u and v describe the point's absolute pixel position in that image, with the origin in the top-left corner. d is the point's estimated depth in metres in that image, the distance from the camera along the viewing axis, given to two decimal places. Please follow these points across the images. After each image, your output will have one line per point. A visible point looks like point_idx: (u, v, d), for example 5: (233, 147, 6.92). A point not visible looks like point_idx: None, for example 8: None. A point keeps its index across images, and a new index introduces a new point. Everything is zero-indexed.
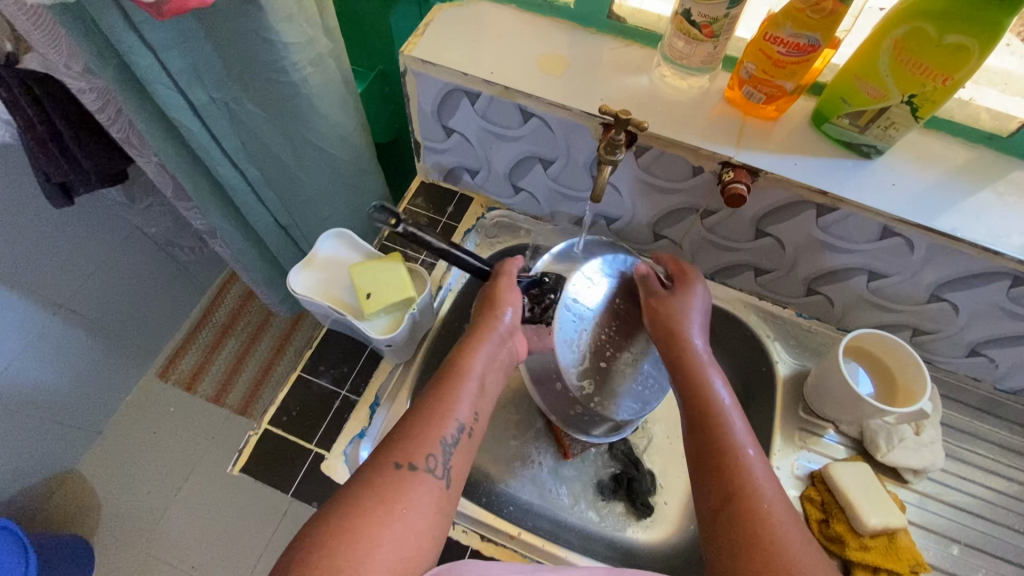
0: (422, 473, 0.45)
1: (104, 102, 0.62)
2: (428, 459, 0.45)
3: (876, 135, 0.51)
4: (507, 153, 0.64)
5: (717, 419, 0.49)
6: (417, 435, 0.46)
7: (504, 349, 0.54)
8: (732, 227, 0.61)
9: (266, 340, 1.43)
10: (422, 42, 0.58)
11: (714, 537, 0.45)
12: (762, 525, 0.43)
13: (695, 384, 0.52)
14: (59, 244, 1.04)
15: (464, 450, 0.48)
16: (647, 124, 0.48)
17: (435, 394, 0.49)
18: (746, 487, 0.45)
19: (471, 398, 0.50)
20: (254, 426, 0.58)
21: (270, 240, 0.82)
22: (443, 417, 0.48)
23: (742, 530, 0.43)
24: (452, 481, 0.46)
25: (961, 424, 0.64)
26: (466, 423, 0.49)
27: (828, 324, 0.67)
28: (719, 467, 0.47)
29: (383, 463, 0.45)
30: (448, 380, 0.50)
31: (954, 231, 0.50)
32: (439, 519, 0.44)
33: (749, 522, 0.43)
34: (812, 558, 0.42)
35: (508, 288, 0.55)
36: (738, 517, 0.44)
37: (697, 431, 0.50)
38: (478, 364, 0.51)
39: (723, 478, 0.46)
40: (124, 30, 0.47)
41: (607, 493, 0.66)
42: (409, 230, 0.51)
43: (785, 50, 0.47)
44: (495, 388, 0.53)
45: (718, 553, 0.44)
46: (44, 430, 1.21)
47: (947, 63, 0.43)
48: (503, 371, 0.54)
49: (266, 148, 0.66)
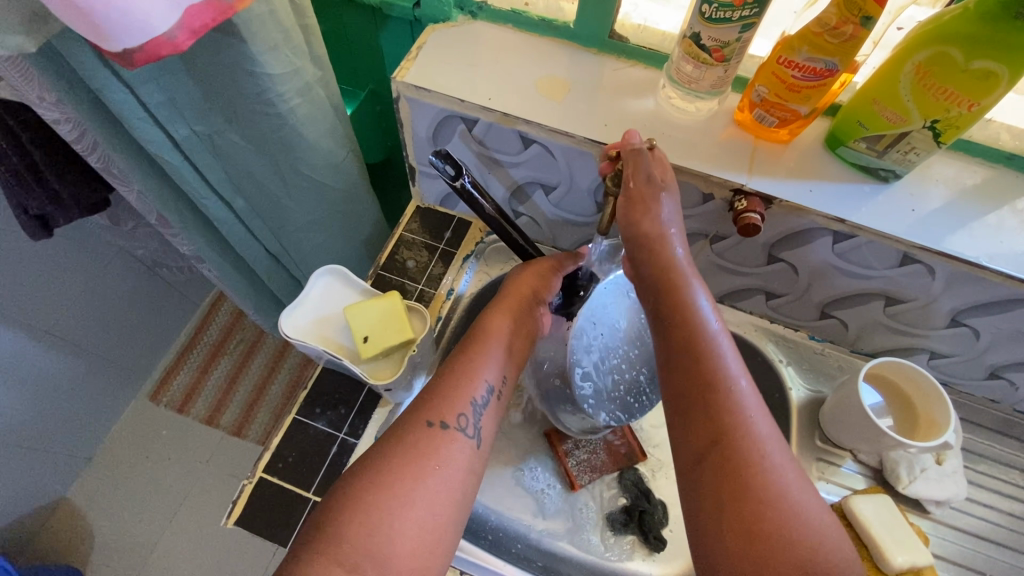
0: (454, 432, 0.44)
1: (82, 133, 0.53)
2: (459, 418, 0.45)
3: (896, 159, 0.48)
4: (505, 178, 0.61)
5: (703, 341, 0.44)
6: (448, 394, 0.46)
7: (531, 316, 0.53)
8: (742, 252, 0.59)
9: (260, 360, 1.40)
10: (415, 66, 0.55)
11: (695, 481, 0.41)
12: (753, 469, 0.40)
13: (679, 304, 0.45)
14: (41, 270, 1.00)
15: (493, 413, 0.47)
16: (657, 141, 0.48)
17: (463, 355, 0.49)
18: (737, 426, 0.41)
19: (500, 359, 0.49)
20: (249, 474, 0.55)
21: (260, 268, 0.79)
22: (472, 377, 0.47)
23: (733, 475, 0.40)
24: (484, 441, 0.46)
25: (981, 448, 0.62)
26: (495, 385, 0.48)
27: (842, 347, 0.65)
28: (708, 403, 0.42)
29: (415, 420, 0.44)
30: (476, 341, 0.50)
31: (980, 258, 0.48)
32: (471, 479, 0.44)
33: (741, 466, 0.40)
34: (807, 504, 0.40)
35: (545, 271, 0.55)
36: (729, 460, 0.40)
37: (680, 356, 0.44)
38: (504, 328, 0.51)
39: (710, 413, 0.42)
40: (97, 67, 0.44)
41: (617, 526, 0.63)
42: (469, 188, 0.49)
43: (801, 74, 0.45)
44: (524, 353, 0.52)
45: (700, 497, 0.41)
46: (32, 460, 1.17)
47: (973, 88, 0.41)
48: (528, 335, 0.53)
49: (252, 178, 0.63)
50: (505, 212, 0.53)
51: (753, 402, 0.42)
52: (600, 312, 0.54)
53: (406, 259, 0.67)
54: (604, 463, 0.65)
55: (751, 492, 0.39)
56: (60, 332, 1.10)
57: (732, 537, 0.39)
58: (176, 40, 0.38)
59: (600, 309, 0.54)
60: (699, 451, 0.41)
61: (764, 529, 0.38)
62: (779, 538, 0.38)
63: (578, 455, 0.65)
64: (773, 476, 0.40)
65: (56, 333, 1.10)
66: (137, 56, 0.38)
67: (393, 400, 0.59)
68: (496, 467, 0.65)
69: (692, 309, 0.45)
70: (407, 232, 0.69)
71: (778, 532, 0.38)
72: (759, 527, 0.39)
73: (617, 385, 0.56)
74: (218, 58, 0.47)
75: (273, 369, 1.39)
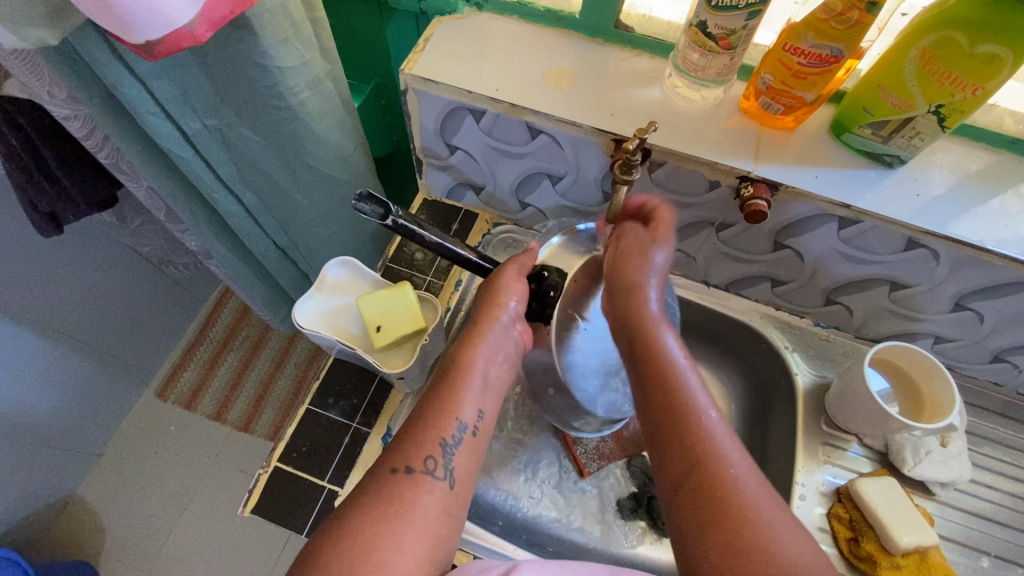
0: (421, 475, 0.43)
1: (90, 129, 0.55)
2: (427, 462, 0.44)
3: (900, 145, 0.49)
4: (512, 169, 0.62)
5: (667, 382, 0.45)
6: (415, 437, 0.45)
7: (509, 339, 0.51)
8: (749, 240, 0.59)
9: (265, 355, 1.41)
10: (422, 58, 0.55)
11: (676, 512, 0.42)
12: (727, 511, 0.40)
13: (648, 343, 0.47)
14: (50, 267, 1.01)
15: (469, 450, 0.46)
16: (656, 125, 0.45)
17: (436, 393, 0.48)
18: (709, 468, 0.41)
19: (475, 396, 0.48)
20: (264, 464, 0.56)
21: (268, 262, 0.80)
22: (444, 417, 0.46)
23: (703, 518, 0.40)
24: (458, 483, 0.44)
25: (986, 431, 0.63)
26: (470, 422, 0.47)
27: (846, 333, 0.66)
28: (675, 446, 0.43)
29: (379, 470, 0.43)
30: (452, 376, 0.49)
31: (984, 242, 0.49)
32: (448, 523, 0.43)
33: (711, 509, 0.40)
34: (790, 530, 0.39)
35: (512, 276, 0.52)
36: (703, 502, 0.41)
37: (648, 397, 0.45)
38: (480, 361, 0.49)
39: (678, 455, 0.43)
40: (111, 61, 0.45)
41: (627, 512, 0.64)
42: (403, 222, 0.47)
43: (807, 61, 0.45)
44: (502, 385, 0.51)
45: (681, 528, 0.41)
46: (43, 456, 1.18)
47: (976, 72, 0.41)
48: (514, 360, 0.52)
49: (261, 172, 0.63)
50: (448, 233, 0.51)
51: (721, 438, 0.43)
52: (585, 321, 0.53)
53: (414, 251, 0.68)
54: (613, 450, 0.65)
55: (723, 535, 0.39)
56: (69, 330, 1.11)
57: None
58: (196, 32, 0.38)
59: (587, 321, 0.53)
60: (672, 494, 0.43)
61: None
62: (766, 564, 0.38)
63: (586, 442, 0.65)
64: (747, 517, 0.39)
65: (65, 330, 1.10)
66: (158, 48, 0.38)
67: (405, 391, 0.60)
68: (505, 456, 0.66)
69: (659, 349, 0.46)
70: None
71: (762, 563, 0.38)
72: (742, 557, 0.38)
73: (616, 377, 0.55)
74: (229, 51, 0.48)
75: (280, 364, 1.40)
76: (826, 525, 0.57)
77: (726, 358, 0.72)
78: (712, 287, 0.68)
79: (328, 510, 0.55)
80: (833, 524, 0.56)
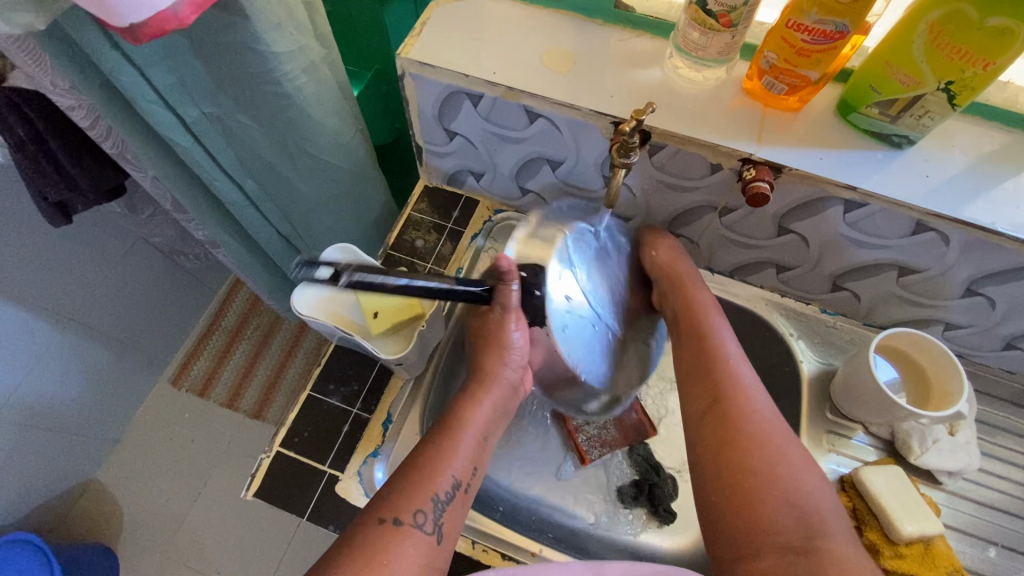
0: (409, 528, 0.42)
1: (94, 119, 0.56)
2: (416, 515, 0.43)
3: (909, 124, 0.48)
4: (511, 155, 0.61)
5: (710, 338, 0.55)
6: (408, 489, 0.44)
7: (515, 390, 0.53)
8: (752, 224, 0.58)
9: (276, 343, 1.42)
10: (418, 42, 0.54)
11: (705, 427, 0.51)
12: (751, 440, 0.49)
13: (695, 308, 0.57)
14: (63, 257, 1.02)
15: (458, 508, 0.45)
16: (648, 108, 0.45)
17: (433, 443, 0.47)
18: (733, 406, 0.51)
19: (472, 452, 0.48)
20: (267, 449, 0.57)
21: (273, 251, 0.80)
22: (439, 473, 0.45)
23: (724, 436, 0.50)
24: (443, 537, 0.44)
25: (997, 420, 0.61)
26: (462, 478, 0.46)
27: (854, 320, 0.65)
28: (708, 383, 0.53)
29: (368, 519, 0.43)
30: (451, 427, 0.48)
31: (995, 224, 0.47)
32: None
33: (732, 432, 0.49)
34: (772, 422, 0.50)
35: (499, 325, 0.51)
36: (722, 421, 0.50)
37: (692, 348, 0.56)
38: (481, 418, 0.49)
39: (726, 423, 0.50)
40: (106, 48, 0.44)
41: (628, 500, 0.64)
42: (355, 278, 0.41)
43: (810, 38, 0.44)
44: (496, 441, 0.51)
45: (711, 434, 0.51)
46: (62, 443, 1.21)
47: (988, 47, 0.40)
48: (506, 409, 0.52)
49: (262, 159, 0.63)
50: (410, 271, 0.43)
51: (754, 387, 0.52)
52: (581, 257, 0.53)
53: (415, 238, 0.68)
54: (614, 438, 0.65)
55: (740, 452, 0.48)
56: (83, 319, 1.13)
57: (725, 496, 0.48)
58: (180, 14, 0.39)
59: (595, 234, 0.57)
60: (712, 449, 0.50)
61: (751, 485, 0.47)
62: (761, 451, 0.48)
63: (588, 429, 0.65)
64: (776, 465, 0.47)
65: (79, 320, 1.12)
66: (143, 30, 0.38)
67: (405, 377, 0.60)
68: (506, 443, 0.66)
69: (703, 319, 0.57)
70: (415, 211, 0.70)
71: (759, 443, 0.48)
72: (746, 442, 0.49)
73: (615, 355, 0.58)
74: (222, 38, 0.47)
75: (290, 352, 1.42)
76: None
77: None
78: (716, 274, 0.67)
79: (329, 497, 0.55)
80: None
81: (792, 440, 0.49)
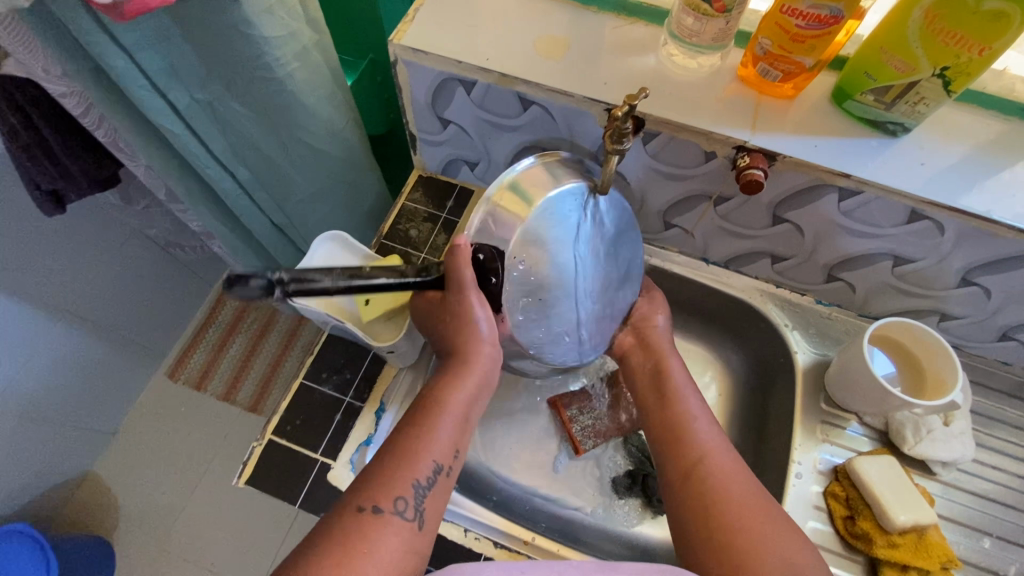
0: (389, 516, 0.41)
1: (86, 106, 0.54)
2: (397, 502, 0.42)
3: (904, 112, 0.47)
4: (505, 143, 0.61)
5: (676, 401, 0.56)
6: (387, 477, 0.43)
7: (494, 366, 0.52)
8: (746, 213, 0.58)
9: (273, 337, 1.42)
10: (411, 29, 0.54)
11: (682, 494, 0.50)
12: (726, 499, 0.47)
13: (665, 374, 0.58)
14: (60, 249, 1.02)
15: (440, 492, 0.45)
16: (642, 92, 0.43)
17: (413, 429, 0.47)
18: (704, 469, 0.50)
19: (452, 435, 0.47)
20: (259, 437, 0.57)
21: (267, 241, 0.80)
22: (419, 458, 0.45)
23: (702, 498, 0.48)
24: (424, 523, 0.43)
25: (992, 412, 0.61)
26: (444, 463, 0.46)
27: (849, 311, 0.65)
28: (677, 445, 0.53)
29: (346, 508, 0.42)
30: (430, 412, 0.48)
31: (991, 212, 0.47)
32: (409, 563, 0.41)
33: (708, 492, 0.48)
34: (744, 484, 0.49)
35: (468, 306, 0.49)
36: (699, 486, 0.49)
37: (660, 415, 0.56)
38: (461, 399, 0.49)
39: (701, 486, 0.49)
40: (95, 31, 0.44)
41: (621, 490, 0.63)
42: (291, 277, 0.38)
43: (805, 23, 0.44)
44: (475, 423, 0.51)
45: (690, 499, 0.49)
46: (59, 435, 1.21)
47: (983, 31, 0.39)
48: (483, 389, 0.52)
49: (254, 148, 0.63)
50: (358, 269, 0.42)
51: (721, 447, 0.52)
52: (568, 234, 0.50)
53: (409, 228, 0.68)
54: (608, 428, 0.65)
55: (721, 511, 0.47)
56: (80, 311, 1.13)
57: (713, 559, 0.45)
58: None
59: (597, 213, 0.51)
60: (694, 517, 0.48)
61: (737, 546, 0.44)
62: (737, 509, 0.46)
63: (583, 420, 0.64)
64: (753, 523, 0.45)
65: (75, 312, 1.12)
66: (126, 8, 0.39)
67: (398, 365, 0.60)
68: (499, 433, 0.66)
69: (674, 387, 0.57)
70: (409, 201, 0.70)
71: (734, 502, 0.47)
72: (722, 501, 0.47)
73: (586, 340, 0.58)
74: (214, 20, 0.47)
75: (287, 345, 1.42)
76: (821, 504, 0.56)
77: (725, 337, 0.71)
78: (710, 265, 0.67)
79: (320, 485, 0.55)
80: (829, 504, 0.56)
81: (771, 500, 0.48)
